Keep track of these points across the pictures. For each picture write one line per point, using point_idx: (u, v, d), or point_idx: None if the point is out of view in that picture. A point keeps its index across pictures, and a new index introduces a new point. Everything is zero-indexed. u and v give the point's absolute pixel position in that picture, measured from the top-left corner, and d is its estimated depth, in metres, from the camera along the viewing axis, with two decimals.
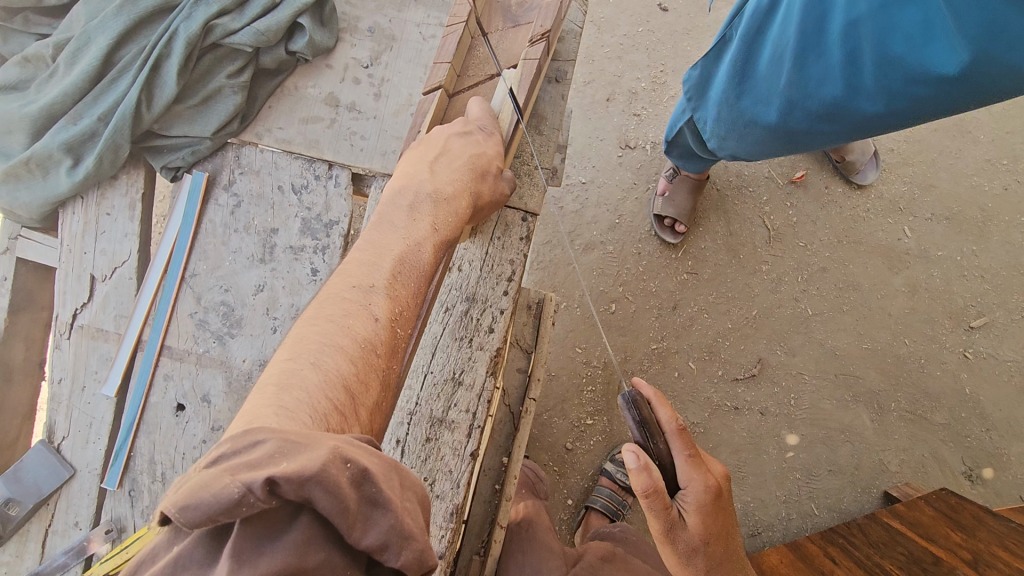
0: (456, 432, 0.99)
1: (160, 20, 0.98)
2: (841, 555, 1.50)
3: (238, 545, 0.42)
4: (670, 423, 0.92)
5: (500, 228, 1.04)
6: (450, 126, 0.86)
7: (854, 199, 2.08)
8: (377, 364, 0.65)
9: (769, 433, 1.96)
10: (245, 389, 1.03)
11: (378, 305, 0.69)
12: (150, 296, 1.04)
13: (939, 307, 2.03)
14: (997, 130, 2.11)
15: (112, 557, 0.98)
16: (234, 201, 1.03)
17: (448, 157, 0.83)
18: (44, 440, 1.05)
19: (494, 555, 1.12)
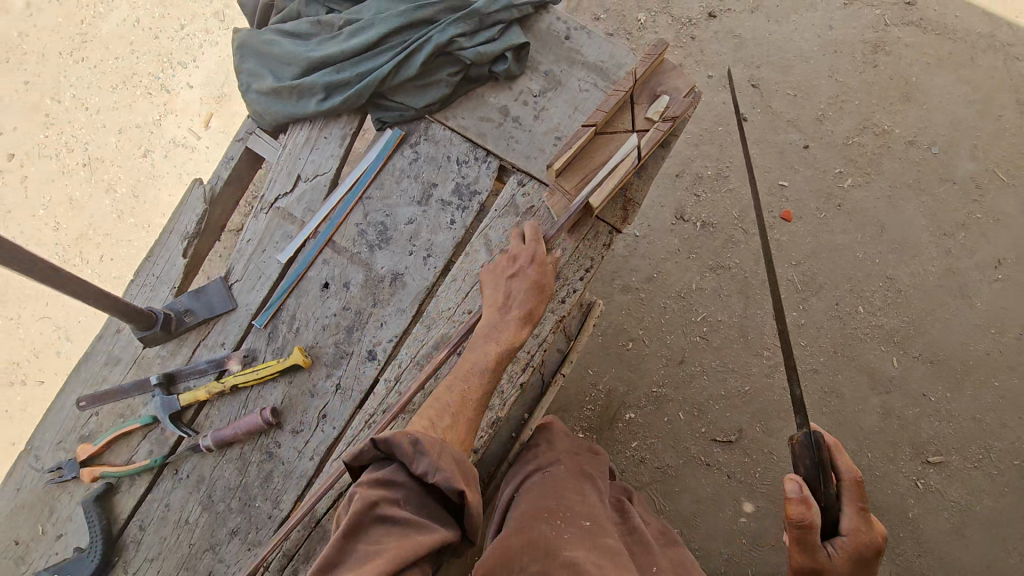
0: (516, 365, 1.35)
1: (421, 27, 1.40)
2: None
3: (369, 471, 0.98)
4: (847, 475, 1.10)
5: (591, 233, 1.40)
6: (597, 180, 1.28)
7: (857, 320, 2.43)
8: (478, 389, 1.18)
9: (731, 495, 2.26)
10: (377, 287, 1.40)
11: (479, 355, 1.20)
12: (333, 203, 1.43)
13: (905, 436, 2.33)
14: (994, 302, 2.41)
15: (245, 374, 1.38)
16: (414, 156, 1.43)
17: (514, 274, 1.25)
18: (223, 277, 1.43)
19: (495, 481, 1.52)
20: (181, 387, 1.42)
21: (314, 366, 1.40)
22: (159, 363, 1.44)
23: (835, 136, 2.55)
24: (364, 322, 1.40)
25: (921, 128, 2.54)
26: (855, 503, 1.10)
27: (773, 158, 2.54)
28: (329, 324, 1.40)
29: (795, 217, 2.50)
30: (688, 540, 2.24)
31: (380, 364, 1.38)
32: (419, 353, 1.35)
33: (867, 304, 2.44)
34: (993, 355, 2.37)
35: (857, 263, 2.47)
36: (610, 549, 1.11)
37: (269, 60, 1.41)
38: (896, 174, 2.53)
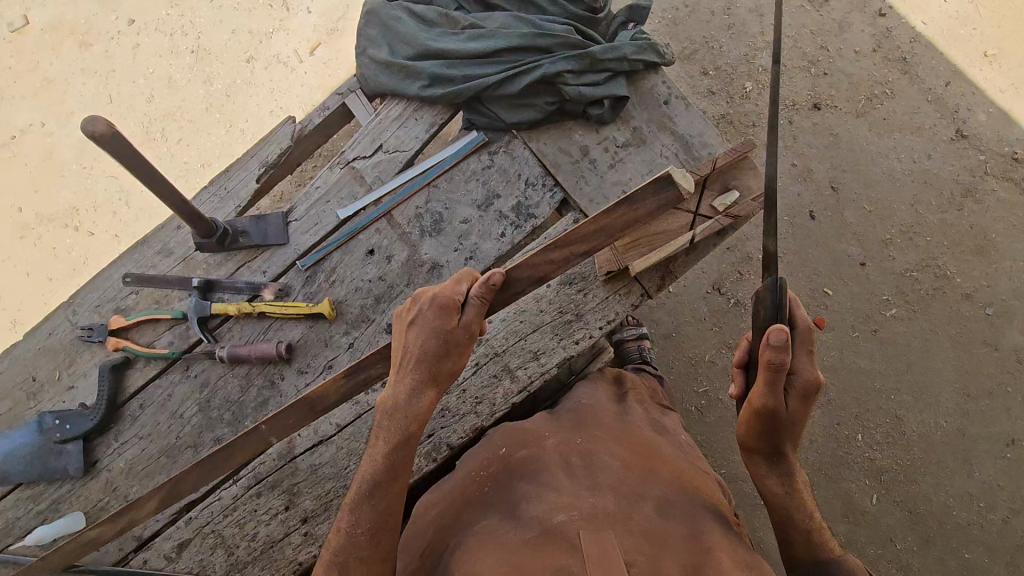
0: (514, 385, 1.42)
1: (536, 53, 1.48)
2: None
3: None
4: (802, 322, 1.01)
5: (624, 289, 1.45)
6: (637, 261, 1.39)
7: (850, 447, 2.43)
8: (386, 481, 1.01)
9: None
10: (415, 270, 1.48)
11: (380, 434, 1.03)
12: (402, 180, 1.52)
13: None
14: (994, 478, 2.36)
15: (272, 306, 1.48)
16: (489, 163, 1.51)
17: (414, 337, 1.04)
18: (284, 213, 1.55)
19: None
20: (216, 296, 1.54)
21: (336, 320, 1.49)
22: (204, 269, 1.56)
23: (894, 263, 2.52)
24: (392, 297, 1.48)
25: (983, 285, 2.49)
26: (807, 348, 1.00)
27: (826, 264, 2.53)
28: (362, 288, 1.50)
29: (827, 327, 2.50)
30: None
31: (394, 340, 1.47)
32: None
33: (866, 435, 2.43)
34: (972, 528, 2.33)
35: (871, 393, 2.45)
36: (517, 472, 1.10)
37: (390, 36, 1.52)
38: (941, 321, 2.48)
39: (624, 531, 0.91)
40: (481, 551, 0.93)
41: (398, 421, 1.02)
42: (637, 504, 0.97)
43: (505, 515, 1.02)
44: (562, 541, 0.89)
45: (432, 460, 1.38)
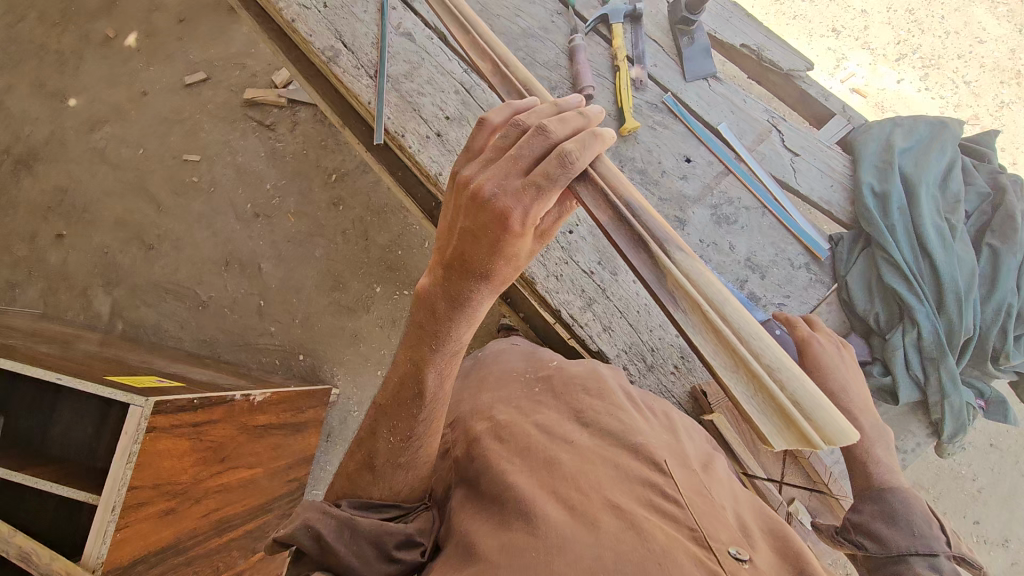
0: (573, 306, 1.51)
1: (937, 297, 1.32)
2: (215, 437, 1.90)
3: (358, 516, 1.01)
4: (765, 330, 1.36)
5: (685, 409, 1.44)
6: (731, 434, 1.34)
7: None
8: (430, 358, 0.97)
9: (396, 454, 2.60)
10: (672, 202, 1.55)
11: (422, 308, 0.94)
12: (763, 178, 1.54)
13: None
14: None
15: (622, 79, 1.63)
16: (795, 262, 1.47)
17: (468, 249, 0.84)
18: (713, 75, 1.64)
19: None
20: (627, 26, 1.69)
21: (616, 137, 1.61)
22: (647, 11, 1.71)
23: None
24: (644, 184, 1.58)
25: None
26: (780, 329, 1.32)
27: None
28: (648, 156, 1.59)
29: None
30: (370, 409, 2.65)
31: None
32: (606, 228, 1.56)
33: None
34: None
35: None
36: (577, 389, 1.25)
37: (921, 148, 1.45)
38: None
39: (712, 490, 1.04)
40: (546, 441, 1.08)
41: (460, 318, 0.92)
42: (723, 480, 1.10)
43: (564, 415, 1.18)
44: (637, 455, 1.05)
45: None
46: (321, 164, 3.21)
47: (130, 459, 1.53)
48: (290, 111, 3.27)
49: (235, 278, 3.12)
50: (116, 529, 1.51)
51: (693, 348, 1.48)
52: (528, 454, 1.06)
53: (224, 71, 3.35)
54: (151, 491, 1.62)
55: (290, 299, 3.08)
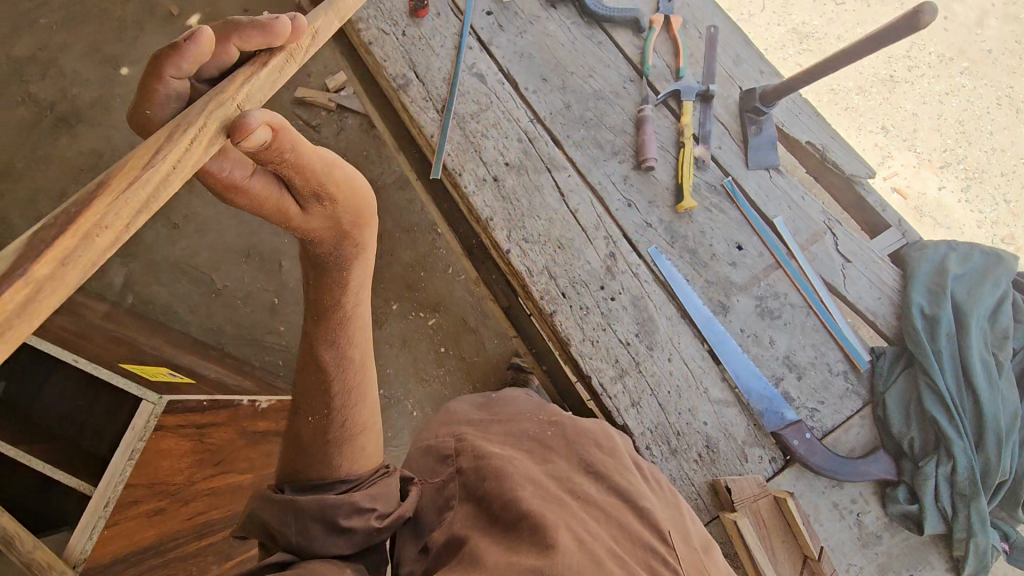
0: (605, 376, 1.50)
1: (974, 435, 1.33)
2: (214, 437, 1.84)
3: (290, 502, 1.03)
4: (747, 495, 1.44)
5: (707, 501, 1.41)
6: (753, 540, 1.31)
7: None
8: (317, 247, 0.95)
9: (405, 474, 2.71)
10: (718, 287, 1.55)
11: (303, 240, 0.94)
12: (813, 278, 1.53)
13: None
14: None
15: (685, 157, 1.64)
16: (835, 370, 1.46)
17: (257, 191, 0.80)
18: (775, 167, 1.64)
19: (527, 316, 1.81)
20: (697, 104, 1.71)
21: (670, 213, 1.62)
22: (719, 93, 1.72)
23: None
24: (692, 265, 1.58)
25: None
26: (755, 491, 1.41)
27: None
28: (700, 236, 1.60)
29: None
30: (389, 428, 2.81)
31: (650, 263, 1.59)
32: (648, 302, 1.56)
33: None
34: None
35: None
36: (586, 442, 1.27)
37: (976, 278, 1.45)
38: None
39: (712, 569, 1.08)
40: (554, 488, 1.10)
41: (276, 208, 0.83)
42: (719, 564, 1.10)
43: (573, 464, 1.22)
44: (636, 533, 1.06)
45: (543, 296, 1.58)
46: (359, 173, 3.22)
47: None
48: (338, 117, 3.29)
49: (256, 272, 3.12)
50: (106, 527, 1.49)
51: (720, 439, 1.45)
52: (541, 488, 1.09)
53: None
54: (145, 490, 1.59)
55: None
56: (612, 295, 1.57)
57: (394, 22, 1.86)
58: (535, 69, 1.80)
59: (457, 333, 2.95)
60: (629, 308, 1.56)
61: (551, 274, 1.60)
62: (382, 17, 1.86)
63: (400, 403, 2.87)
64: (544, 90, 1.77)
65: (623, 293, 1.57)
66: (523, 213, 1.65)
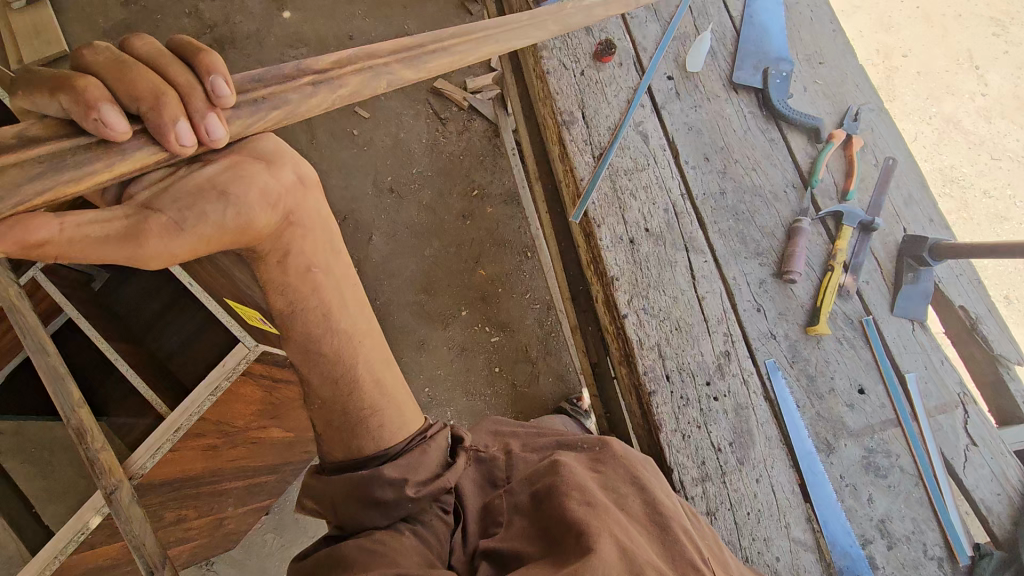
0: (688, 475, 1.45)
1: None
2: (282, 391, 1.87)
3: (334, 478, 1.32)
4: None
5: None
6: None
7: None
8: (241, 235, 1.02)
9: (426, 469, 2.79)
10: (830, 425, 1.48)
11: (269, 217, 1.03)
12: (931, 450, 1.46)
13: None
14: None
15: (831, 282, 1.59)
16: (930, 553, 1.39)
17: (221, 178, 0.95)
18: (921, 323, 1.58)
19: (614, 378, 1.77)
20: (855, 232, 1.66)
21: (800, 332, 1.57)
22: (883, 228, 1.67)
23: None
24: (808, 392, 1.51)
25: None
26: None
27: None
28: (824, 366, 1.53)
29: None
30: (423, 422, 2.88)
31: (764, 376, 1.54)
32: (752, 414, 1.50)
33: None
34: None
35: None
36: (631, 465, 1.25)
37: None
38: None
39: None
40: (595, 500, 1.13)
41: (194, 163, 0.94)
42: None
43: (624, 483, 1.21)
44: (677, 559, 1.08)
45: (649, 373, 1.54)
46: (469, 175, 3.27)
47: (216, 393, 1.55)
48: (466, 117, 3.36)
49: (343, 235, 3.16)
50: (170, 451, 1.53)
51: None
52: (590, 502, 1.10)
53: None
54: (211, 424, 1.62)
55: (381, 280, 3.07)
56: (717, 394, 1.52)
57: (576, 59, 1.89)
58: (700, 145, 1.78)
59: (514, 357, 2.95)
60: (731, 413, 1.50)
61: (662, 353, 1.56)
62: (566, 53, 1.90)
63: (441, 407, 2.87)
64: (703, 168, 1.76)
65: (728, 397, 1.52)
66: (651, 283, 1.63)
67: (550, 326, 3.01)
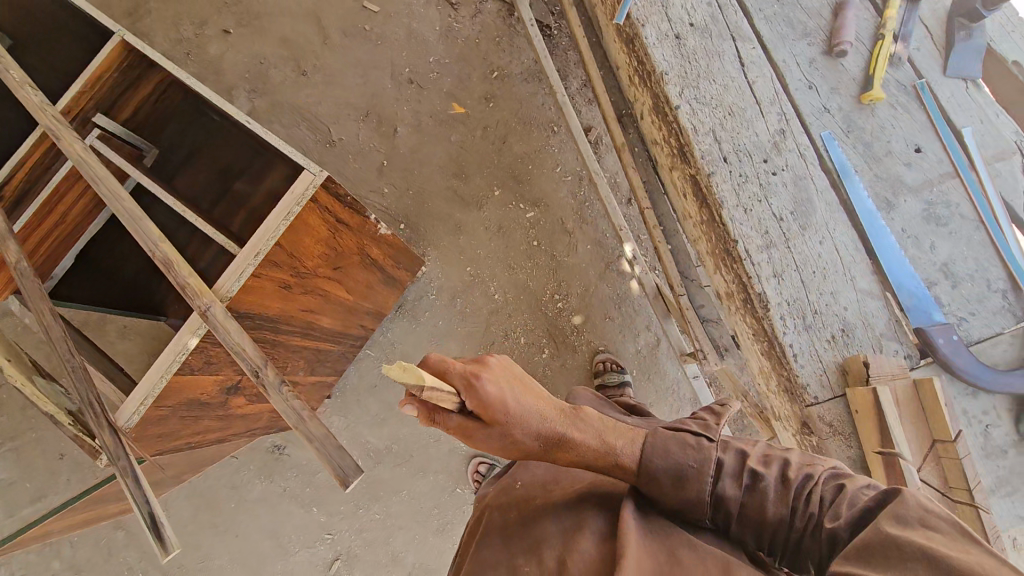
0: (756, 244, 1.50)
1: None
2: (352, 237, 1.97)
3: None
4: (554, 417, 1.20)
5: (835, 376, 1.45)
6: (887, 409, 1.36)
7: None
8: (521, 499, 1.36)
9: (480, 342, 2.91)
10: (889, 185, 1.54)
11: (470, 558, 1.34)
12: (985, 195, 1.54)
13: (389, 492, 2.82)
14: None
15: (882, 51, 1.60)
16: (988, 283, 1.50)
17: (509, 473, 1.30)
18: (972, 82, 1.61)
19: (664, 183, 1.80)
20: (903, 3, 1.64)
21: (854, 104, 1.59)
22: None
23: None
24: (865, 157, 1.56)
25: None
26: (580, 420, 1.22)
27: None
28: (880, 133, 1.58)
29: None
30: (471, 299, 2.95)
31: (820, 147, 1.57)
32: (812, 183, 1.54)
33: None
34: None
35: None
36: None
37: None
38: None
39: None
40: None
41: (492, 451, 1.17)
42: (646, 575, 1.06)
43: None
44: None
45: (707, 158, 1.56)
46: (486, 59, 3.20)
47: (289, 217, 1.65)
48: None
49: (368, 130, 3.16)
50: (258, 277, 1.65)
51: (860, 325, 1.46)
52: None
53: None
54: (290, 258, 1.73)
55: (411, 171, 3.10)
56: (775, 169, 1.54)
57: None
58: None
59: (552, 231, 2.99)
60: (790, 185, 1.53)
61: (718, 137, 1.57)
62: None
63: (484, 285, 2.96)
64: None
65: (786, 170, 1.54)
66: (700, 74, 1.62)
67: (584, 197, 3.02)
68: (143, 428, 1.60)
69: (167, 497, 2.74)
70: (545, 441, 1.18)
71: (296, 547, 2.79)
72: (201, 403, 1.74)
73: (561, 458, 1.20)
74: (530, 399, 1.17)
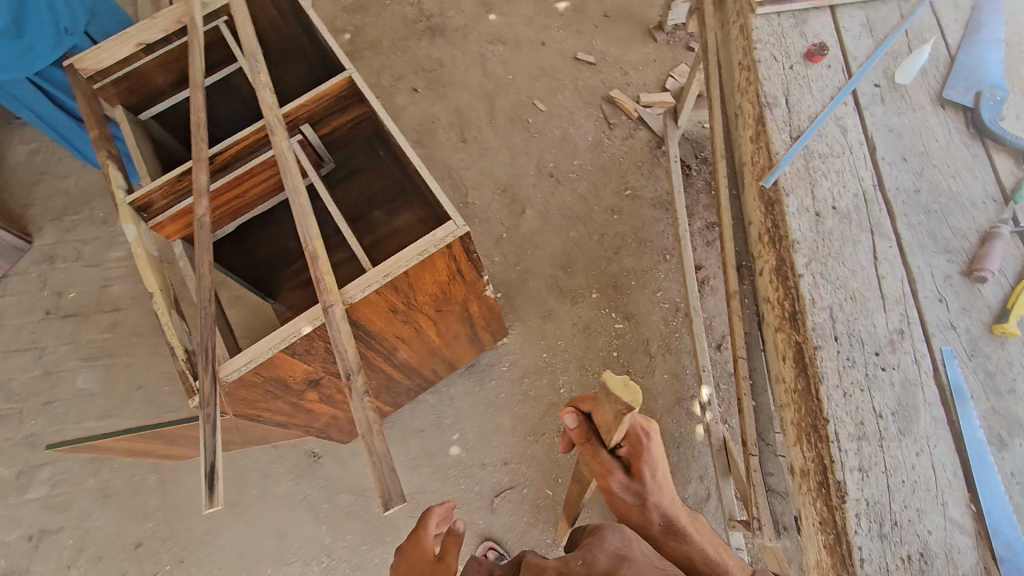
0: (847, 431, 1.48)
1: None
2: (461, 287, 2.13)
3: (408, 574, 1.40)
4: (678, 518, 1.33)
5: None
6: None
7: None
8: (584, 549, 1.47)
9: (531, 426, 2.92)
10: (1005, 422, 1.47)
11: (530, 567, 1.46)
12: None
13: (394, 539, 2.79)
14: None
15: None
16: None
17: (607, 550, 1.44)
18: None
19: (767, 342, 1.83)
20: None
21: (983, 331, 1.58)
22: None
23: None
24: (985, 386, 1.51)
25: None
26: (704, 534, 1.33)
27: None
28: (1005, 366, 1.53)
29: None
30: (537, 383, 3.00)
31: (937, 359, 1.55)
32: (921, 391, 1.51)
33: None
34: None
35: None
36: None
37: None
38: None
39: None
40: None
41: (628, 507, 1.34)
42: None
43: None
44: None
45: (818, 332, 1.59)
46: (625, 176, 3.46)
47: (424, 253, 1.83)
48: (634, 126, 3.61)
49: (500, 203, 3.48)
50: (379, 294, 1.82)
51: (943, 556, 1.35)
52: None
53: (608, 67, 3.84)
54: (408, 286, 1.90)
55: (524, 249, 3.33)
56: (884, 365, 1.54)
57: (787, 55, 2.03)
58: (898, 147, 1.84)
59: (634, 347, 3.03)
60: (897, 385, 1.51)
61: (834, 316, 1.61)
62: (778, 49, 2.05)
63: (554, 374, 3.01)
64: (900, 166, 1.81)
65: (896, 370, 1.53)
66: (831, 254, 1.69)
67: (675, 327, 3.06)
68: (234, 386, 1.76)
69: (232, 457, 3.01)
70: (667, 519, 1.31)
71: (291, 557, 2.81)
72: (284, 383, 1.90)
73: (673, 545, 1.26)
74: (669, 484, 1.38)
